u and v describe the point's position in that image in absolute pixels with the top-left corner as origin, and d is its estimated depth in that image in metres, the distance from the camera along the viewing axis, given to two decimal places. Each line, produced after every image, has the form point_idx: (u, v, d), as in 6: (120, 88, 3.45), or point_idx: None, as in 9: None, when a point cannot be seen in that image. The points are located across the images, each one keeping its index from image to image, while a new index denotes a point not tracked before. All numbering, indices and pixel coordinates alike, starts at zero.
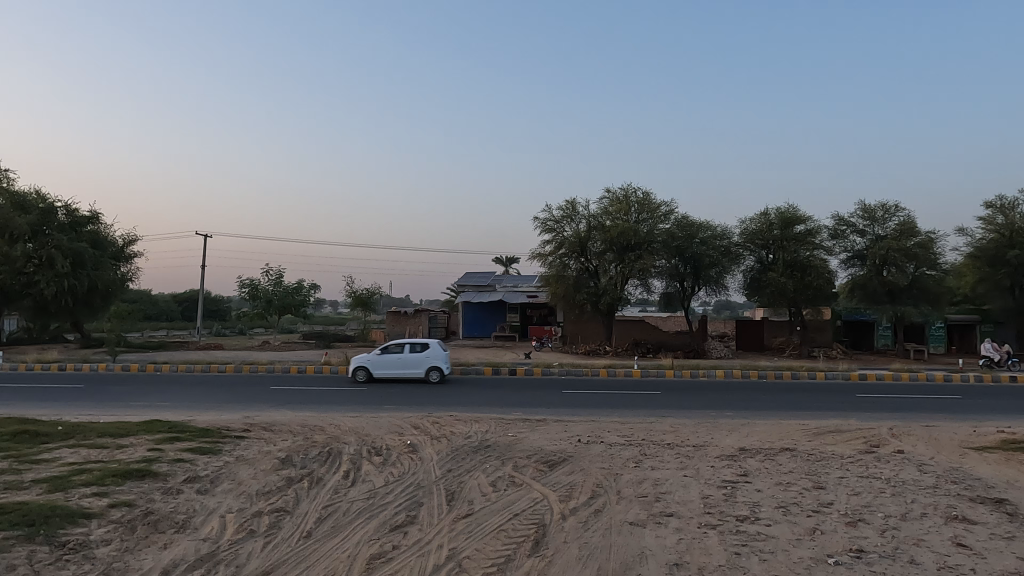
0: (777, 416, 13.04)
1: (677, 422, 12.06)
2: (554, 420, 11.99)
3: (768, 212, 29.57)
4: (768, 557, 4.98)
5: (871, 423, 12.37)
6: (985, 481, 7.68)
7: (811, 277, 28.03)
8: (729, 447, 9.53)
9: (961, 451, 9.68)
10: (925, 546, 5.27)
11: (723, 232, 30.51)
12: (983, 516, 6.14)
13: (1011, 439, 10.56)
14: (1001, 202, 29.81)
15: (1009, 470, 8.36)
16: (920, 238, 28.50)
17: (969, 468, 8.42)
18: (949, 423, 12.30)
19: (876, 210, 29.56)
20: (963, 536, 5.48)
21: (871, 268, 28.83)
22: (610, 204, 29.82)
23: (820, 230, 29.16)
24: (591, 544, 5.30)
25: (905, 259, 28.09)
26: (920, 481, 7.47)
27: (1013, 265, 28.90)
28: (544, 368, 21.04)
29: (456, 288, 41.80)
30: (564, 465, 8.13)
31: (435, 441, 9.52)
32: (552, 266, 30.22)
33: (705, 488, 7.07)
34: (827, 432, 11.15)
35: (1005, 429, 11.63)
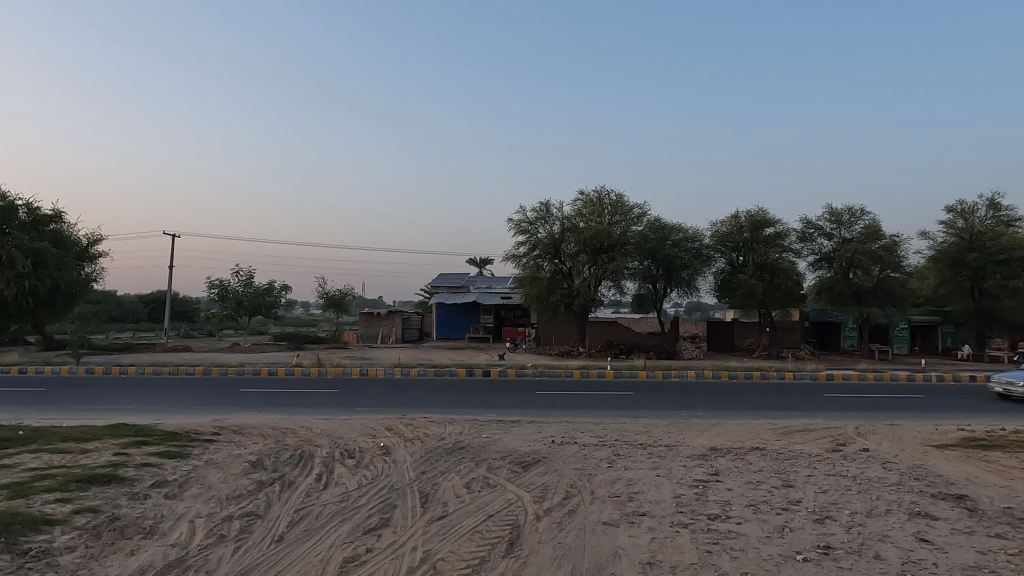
0: (747, 416, 13.24)
1: (650, 423, 12.17)
2: (528, 421, 12.02)
3: (739, 215, 30.05)
4: (739, 555, 5.06)
5: (838, 422, 12.62)
6: (946, 478, 7.89)
7: (781, 279, 28.52)
8: (701, 447, 9.66)
9: (924, 449, 9.92)
10: (889, 542, 5.40)
11: (695, 234, 30.91)
12: (944, 512, 6.32)
13: (971, 437, 10.87)
14: (961, 206, 30.80)
15: (968, 467, 8.61)
16: (885, 241, 29.18)
17: (931, 465, 8.66)
18: (913, 422, 12.61)
19: (843, 213, 30.21)
20: (925, 532, 5.63)
21: (838, 270, 29.47)
22: (584, 206, 30.06)
23: (789, 233, 29.77)
24: (565, 545, 5.33)
25: (870, 261, 28.71)
26: (884, 479, 7.66)
27: (973, 268, 29.82)
28: (519, 369, 21.05)
29: (429, 290, 41.69)
30: (538, 466, 8.16)
31: (409, 443, 9.48)
32: (526, 267, 30.30)
33: (677, 488, 7.16)
34: (795, 431, 11.36)
35: (965, 427, 11.99)
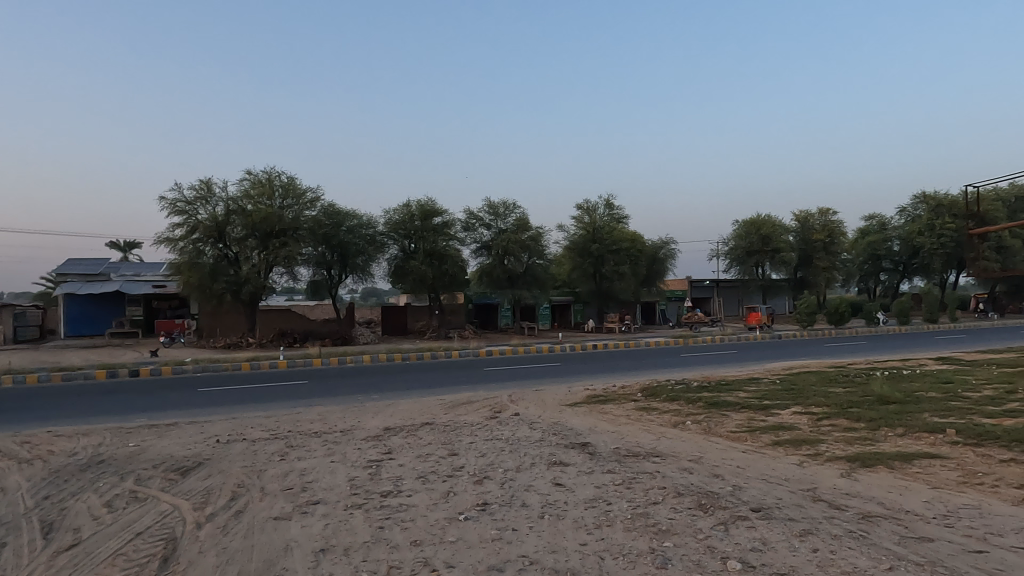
0: (418, 394, 14.01)
1: (326, 410, 12.05)
2: (188, 422, 10.84)
3: (410, 204, 31.44)
4: (409, 525, 5.36)
5: (495, 392, 14.18)
6: (574, 430, 9.51)
7: (448, 265, 30.69)
8: (374, 428, 9.91)
9: (559, 408, 11.78)
10: (532, 490, 6.30)
11: (369, 221, 31.29)
12: (573, 458, 7.62)
13: (593, 394, 13.29)
14: (587, 204, 37.19)
15: (590, 419, 10.52)
16: (532, 232, 33.49)
17: (564, 421, 10.34)
18: (553, 387, 14.86)
19: (499, 206, 33.91)
20: (559, 477, 6.73)
21: (495, 257, 32.91)
22: (251, 186, 28.04)
23: (454, 222, 32.07)
24: (230, 549, 4.98)
25: (520, 249, 32.68)
26: (530, 437, 8.88)
27: (595, 256, 36.17)
28: (176, 365, 18.80)
29: (53, 278, 34.37)
30: (199, 469, 7.43)
31: (25, 466, 7.74)
32: (183, 252, 27.12)
33: (351, 471, 7.24)
34: (460, 404, 12.41)
35: (589, 386, 14.57)
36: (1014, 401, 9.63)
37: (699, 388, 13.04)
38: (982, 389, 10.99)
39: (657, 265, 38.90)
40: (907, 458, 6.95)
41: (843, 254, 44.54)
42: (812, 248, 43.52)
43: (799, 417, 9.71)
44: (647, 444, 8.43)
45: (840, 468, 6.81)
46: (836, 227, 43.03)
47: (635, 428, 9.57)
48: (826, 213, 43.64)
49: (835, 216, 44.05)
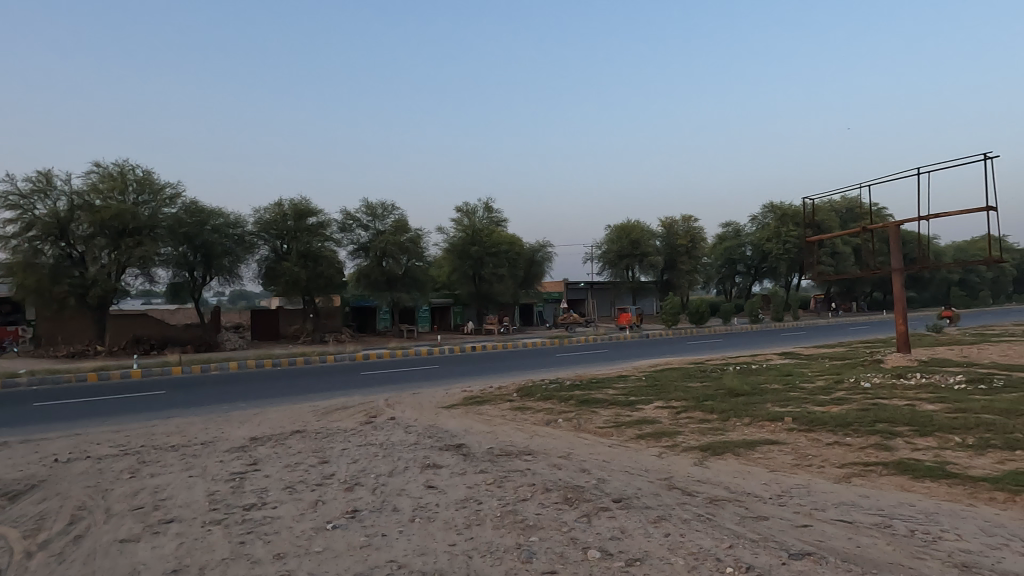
0: (289, 402, 13.46)
1: (185, 422, 11.27)
2: (19, 441, 9.72)
3: (282, 203, 30.12)
4: (272, 538, 5.16)
5: (371, 396, 13.91)
6: (450, 432, 9.57)
7: (322, 267, 29.69)
8: (239, 438, 9.42)
9: (436, 410, 11.78)
10: (404, 494, 6.27)
11: (236, 220, 29.59)
12: (447, 460, 7.67)
13: (470, 395, 13.41)
14: (466, 207, 37.48)
15: (466, 420, 10.61)
16: (411, 233, 33.16)
17: (440, 423, 10.36)
18: (430, 389, 14.82)
19: (377, 207, 33.34)
20: (432, 480, 6.74)
21: (373, 259, 32.28)
22: (100, 180, 25.64)
23: (330, 223, 31.08)
24: None
25: (399, 251, 32.27)
26: (405, 441, 8.82)
27: (474, 258, 36.47)
28: (7, 378, 16.79)
29: None
30: (32, 493, 6.71)
31: None
32: (17, 251, 24.37)
33: (211, 484, 6.85)
34: (334, 410, 12.08)
35: (466, 388, 14.68)
36: (841, 390, 10.84)
37: (571, 386, 13.55)
38: (816, 380, 12.29)
39: (534, 267, 39.80)
40: (751, 444, 7.64)
41: (703, 258, 47.86)
42: (676, 252, 46.40)
43: (661, 411, 10.36)
44: (520, 443, 8.65)
45: (694, 458, 7.35)
46: (697, 233, 46.18)
47: (509, 428, 9.77)
48: (688, 220, 46.69)
49: (696, 223, 47.21)
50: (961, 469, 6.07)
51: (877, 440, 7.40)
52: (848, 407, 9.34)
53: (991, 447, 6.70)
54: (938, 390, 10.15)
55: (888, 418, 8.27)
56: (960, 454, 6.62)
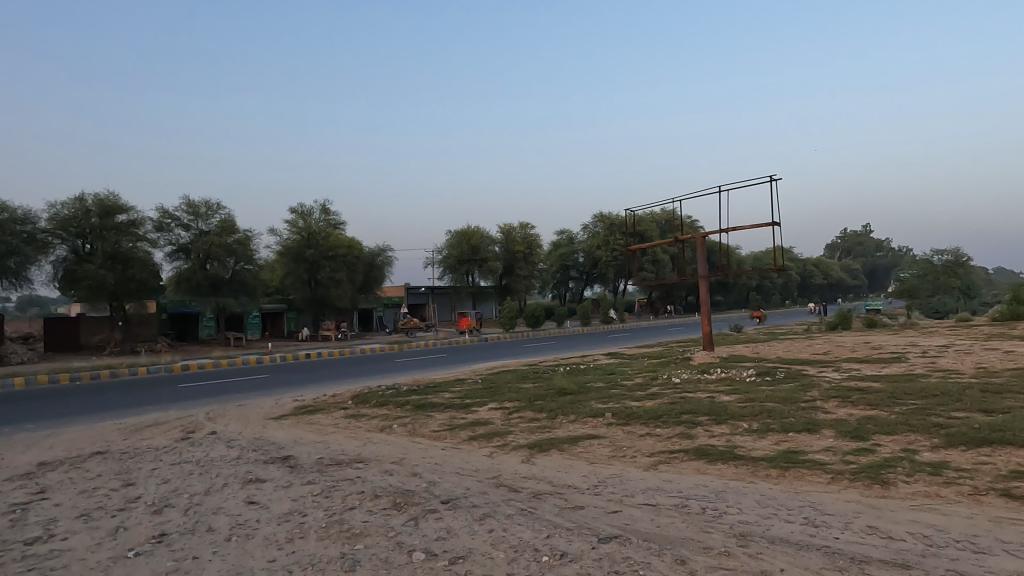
0: (89, 420, 12.03)
1: None
2: None
3: (84, 198, 26.87)
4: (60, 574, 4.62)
5: (190, 410, 12.85)
6: (277, 444, 9.12)
7: (134, 270, 26.88)
8: (23, 465, 8.26)
9: (263, 422, 11.17)
10: (221, 512, 5.90)
11: (25, 215, 25.87)
12: (271, 473, 7.31)
13: (302, 405, 12.86)
14: (302, 208, 35.97)
15: (296, 431, 10.18)
16: (239, 235, 31.07)
17: (267, 435, 9.85)
18: (258, 400, 14.01)
19: (200, 206, 30.90)
20: (254, 495, 6.40)
21: (195, 261, 29.83)
22: None
23: (144, 221, 28.22)
24: None
25: (225, 254, 30.10)
26: (225, 456, 8.27)
27: (310, 262, 35.00)
28: None
29: None
30: None
31: None
32: None
33: None
34: (144, 427, 11.00)
35: (298, 397, 14.05)
36: (655, 386, 11.88)
37: (408, 392, 13.49)
38: (635, 378, 13.35)
39: (374, 272, 38.94)
40: (574, 440, 8.14)
41: (539, 264, 49.81)
42: (514, 258, 47.85)
43: (494, 412, 10.66)
44: (352, 451, 8.47)
45: (522, 455, 7.68)
46: (534, 240, 47.98)
47: (341, 437, 9.53)
48: (526, 227, 48.35)
49: (533, 230, 49.05)
50: (746, 451, 6.95)
51: (682, 430, 8.21)
52: (660, 401, 10.26)
53: (771, 431, 7.74)
54: (734, 383, 11.48)
55: (691, 409, 9.22)
56: (747, 438, 7.56)
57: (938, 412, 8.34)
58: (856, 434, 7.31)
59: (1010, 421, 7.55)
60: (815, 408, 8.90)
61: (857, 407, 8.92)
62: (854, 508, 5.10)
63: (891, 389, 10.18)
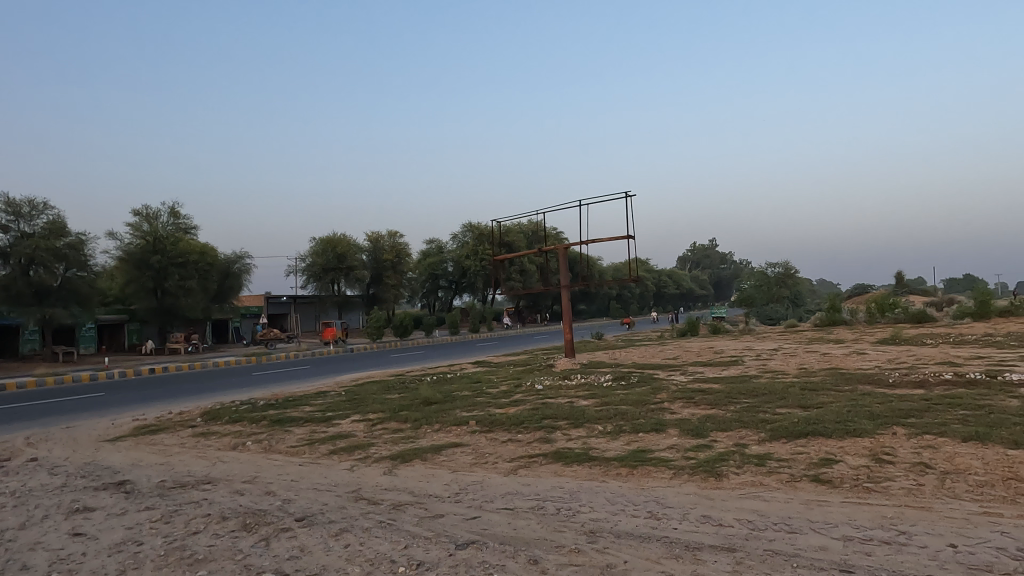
0: None
1: None
2: None
3: None
4: None
5: (6, 436, 11.36)
6: (111, 468, 8.31)
7: None
8: None
9: (97, 445, 10.13)
10: (40, 547, 5.28)
11: None
12: (102, 501, 6.66)
13: (143, 425, 11.81)
14: (146, 211, 33.19)
15: (135, 453, 9.33)
16: (71, 238, 28.04)
17: (100, 459, 8.95)
18: (91, 421, 12.66)
19: (22, 205, 27.56)
20: (81, 526, 5.79)
21: (15, 267, 26.51)
22: None
23: None
24: None
25: (54, 259, 27.04)
26: (47, 485, 7.41)
27: (156, 269, 32.26)
28: None
29: None
30: None
31: None
32: None
33: None
34: None
35: (138, 417, 12.87)
36: (519, 393, 12.17)
37: (264, 406, 12.81)
38: (500, 385, 13.61)
39: (230, 280, 36.63)
40: (437, 449, 8.15)
41: (407, 273, 49.28)
42: (381, 267, 47.00)
43: (357, 425, 10.41)
44: (199, 472, 7.91)
45: (384, 467, 7.58)
46: (402, 249, 47.44)
47: (187, 457, 8.87)
48: (394, 235, 47.68)
49: (401, 239, 48.48)
50: (600, 452, 7.33)
51: (542, 434, 8.49)
52: (523, 407, 10.54)
53: (623, 432, 8.21)
54: (592, 388, 12.04)
55: (552, 414, 9.56)
56: (601, 440, 7.97)
57: (766, 409, 9.26)
58: (697, 432, 7.95)
59: (822, 415, 8.57)
60: (663, 409, 9.56)
61: (699, 407, 9.70)
62: (691, 500, 5.54)
63: (729, 390, 11.17)
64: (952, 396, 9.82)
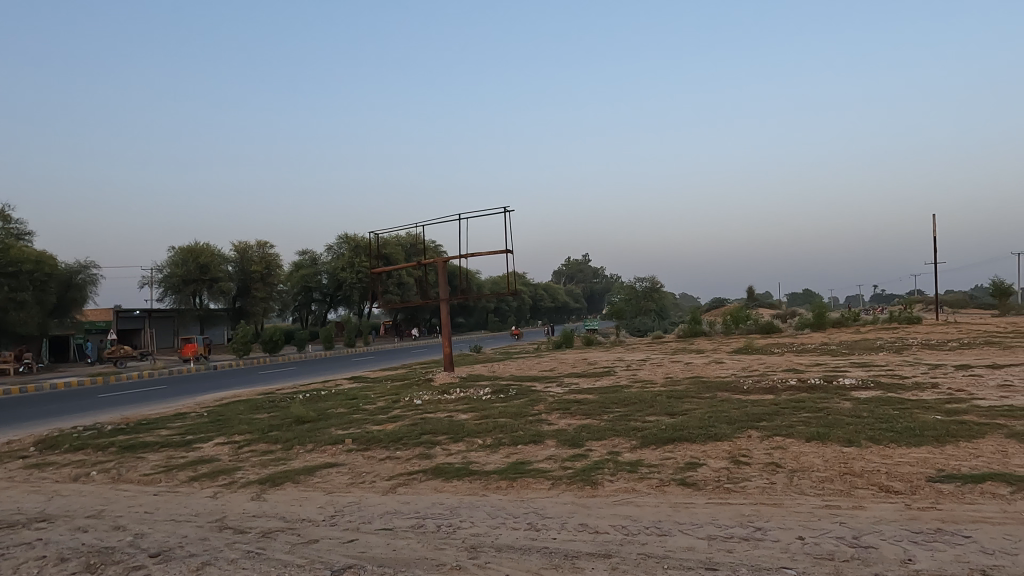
0: None
1: None
2: None
3: None
4: None
5: None
6: None
7: None
8: None
9: None
10: None
11: None
12: None
13: None
14: None
15: None
16: None
17: None
18: None
19: None
20: None
21: None
22: None
23: None
24: None
25: None
26: None
27: None
28: None
29: None
30: None
31: None
32: None
33: None
34: None
35: None
36: (397, 408, 11.91)
37: (112, 432, 11.61)
38: (377, 402, 13.22)
39: (72, 293, 33.13)
40: (310, 470, 7.79)
41: (278, 285, 46.98)
42: (249, 279, 44.46)
43: (221, 448, 9.72)
44: (33, 509, 7.02)
45: (252, 492, 7.12)
46: (272, 260, 45.13)
47: (16, 493, 7.83)
48: (264, 245, 45.30)
49: (271, 250, 46.14)
50: (479, 466, 7.33)
51: (421, 450, 8.38)
52: (401, 423, 10.33)
53: (502, 445, 8.28)
54: (471, 401, 12.04)
55: (431, 429, 9.45)
56: (480, 453, 7.98)
57: (637, 418, 9.72)
58: (573, 442, 8.18)
59: (686, 421, 9.13)
60: (541, 421, 9.75)
61: (574, 417, 10.00)
62: (569, 509, 5.68)
63: (602, 400, 11.61)
64: (797, 400, 10.81)
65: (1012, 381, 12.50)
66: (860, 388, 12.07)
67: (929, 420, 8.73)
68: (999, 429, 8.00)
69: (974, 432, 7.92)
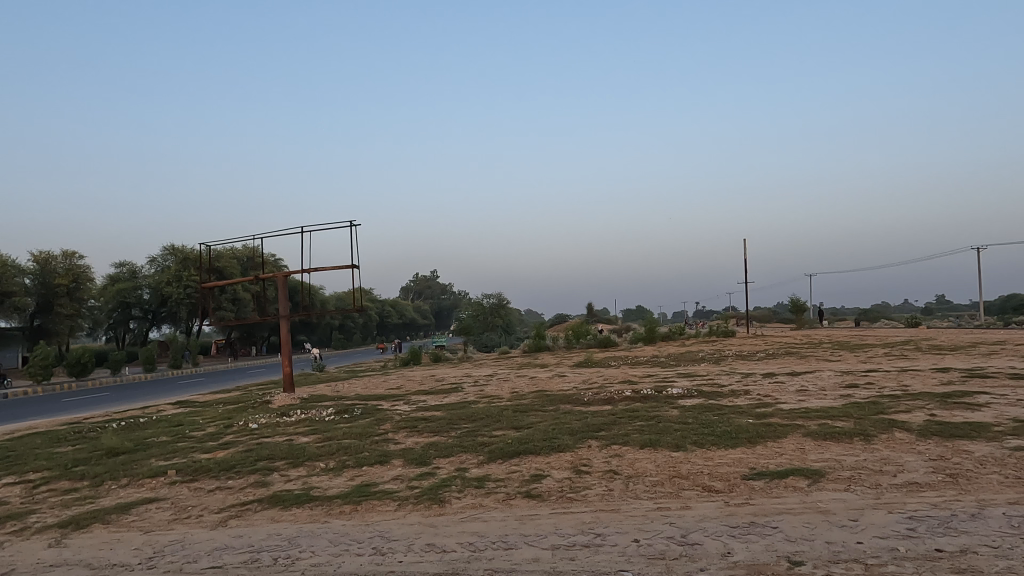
0: None
1: None
2: None
3: None
4: None
5: None
6: None
7: None
8: None
9: None
10: None
11: None
12: None
13: None
14: None
15: None
16: None
17: None
18: None
19: None
20: None
21: None
22: None
23: None
24: None
25: None
26: None
27: None
28: None
29: None
30: None
31: None
32: None
33: None
34: None
35: None
36: (229, 435, 11.00)
37: None
38: (207, 428, 12.10)
39: None
40: (125, 508, 6.94)
41: (88, 301, 41.78)
42: (52, 293, 39.06)
43: (10, 489, 8.38)
44: None
45: (50, 538, 6.18)
46: (81, 272, 40.03)
47: None
48: (71, 256, 40.16)
49: (80, 261, 40.97)
50: (321, 491, 6.98)
51: (256, 478, 7.80)
52: (233, 450, 9.55)
53: (346, 467, 7.95)
54: (313, 423, 11.44)
55: (268, 455, 8.84)
56: (323, 478, 7.59)
57: (483, 433, 9.80)
58: (420, 460, 8.05)
59: (531, 434, 9.36)
60: (387, 441, 9.49)
61: (421, 435, 9.86)
62: (415, 529, 5.57)
63: (448, 417, 11.55)
64: (631, 410, 11.52)
65: (806, 386, 14.27)
66: (687, 396, 13.12)
67: (742, 423, 9.69)
68: (798, 429, 9.08)
69: (779, 432, 8.93)
